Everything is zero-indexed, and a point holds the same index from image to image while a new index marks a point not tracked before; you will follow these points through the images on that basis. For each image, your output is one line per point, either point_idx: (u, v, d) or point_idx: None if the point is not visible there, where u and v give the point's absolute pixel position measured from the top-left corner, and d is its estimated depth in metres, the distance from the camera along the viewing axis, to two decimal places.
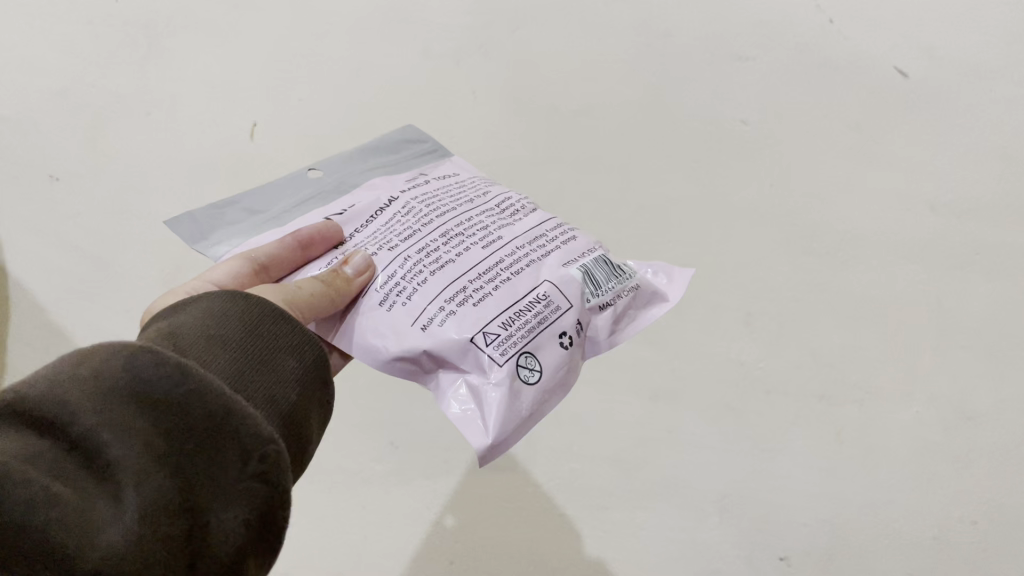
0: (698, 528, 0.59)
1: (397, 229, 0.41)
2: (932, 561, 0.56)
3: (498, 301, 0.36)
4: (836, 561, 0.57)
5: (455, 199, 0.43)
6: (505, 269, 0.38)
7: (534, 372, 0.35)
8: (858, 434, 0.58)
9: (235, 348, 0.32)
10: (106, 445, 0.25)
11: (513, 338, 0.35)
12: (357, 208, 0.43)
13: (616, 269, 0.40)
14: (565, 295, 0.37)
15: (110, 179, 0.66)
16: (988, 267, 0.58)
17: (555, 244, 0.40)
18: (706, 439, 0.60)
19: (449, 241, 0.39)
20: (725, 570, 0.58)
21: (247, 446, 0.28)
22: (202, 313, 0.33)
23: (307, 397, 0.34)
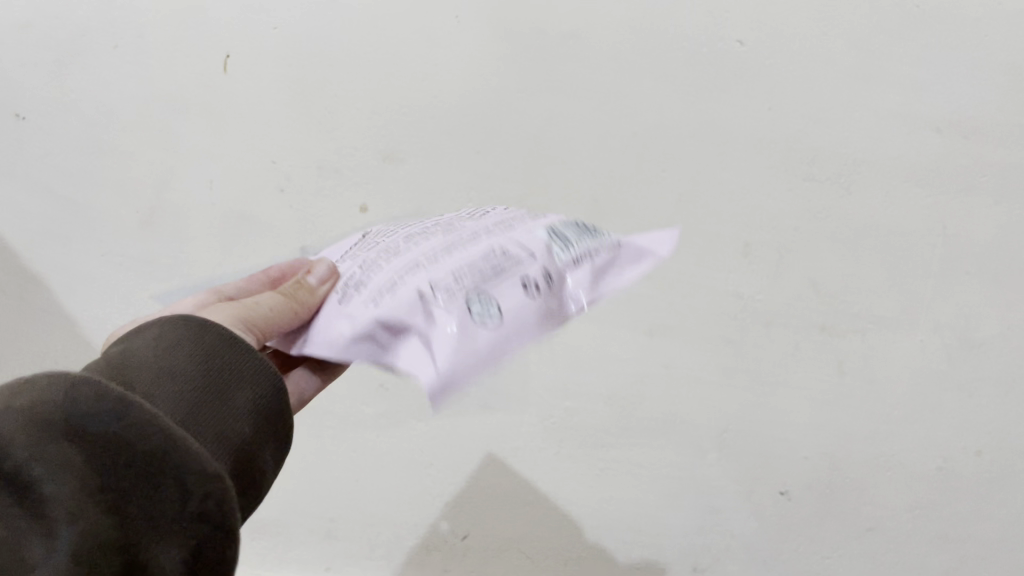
0: (696, 465, 0.59)
1: (382, 262, 0.41)
2: (929, 487, 0.57)
3: (466, 293, 0.38)
4: (832, 491, 0.58)
5: (460, 236, 0.42)
6: (485, 266, 0.40)
7: (491, 314, 0.38)
8: (861, 366, 0.56)
9: (187, 380, 0.32)
10: (39, 482, 0.27)
11: (467, 287, 0.38)
12: (375, 248, 0.43)
13: (581, 238, 0.43)
14: (526, 253, 0.40)
15: (68, 114, 0.60)
16: (998, 192, 0.53)
17: (530, 220, 0.45)
18: (706, 373, 0.57)
19: (424, 239, 0.42)
20: (721, 502, 0.60)
21: (187, 487, 0.29)
22: (155, 340, 0.33)
23: (266, 427, 0.34)
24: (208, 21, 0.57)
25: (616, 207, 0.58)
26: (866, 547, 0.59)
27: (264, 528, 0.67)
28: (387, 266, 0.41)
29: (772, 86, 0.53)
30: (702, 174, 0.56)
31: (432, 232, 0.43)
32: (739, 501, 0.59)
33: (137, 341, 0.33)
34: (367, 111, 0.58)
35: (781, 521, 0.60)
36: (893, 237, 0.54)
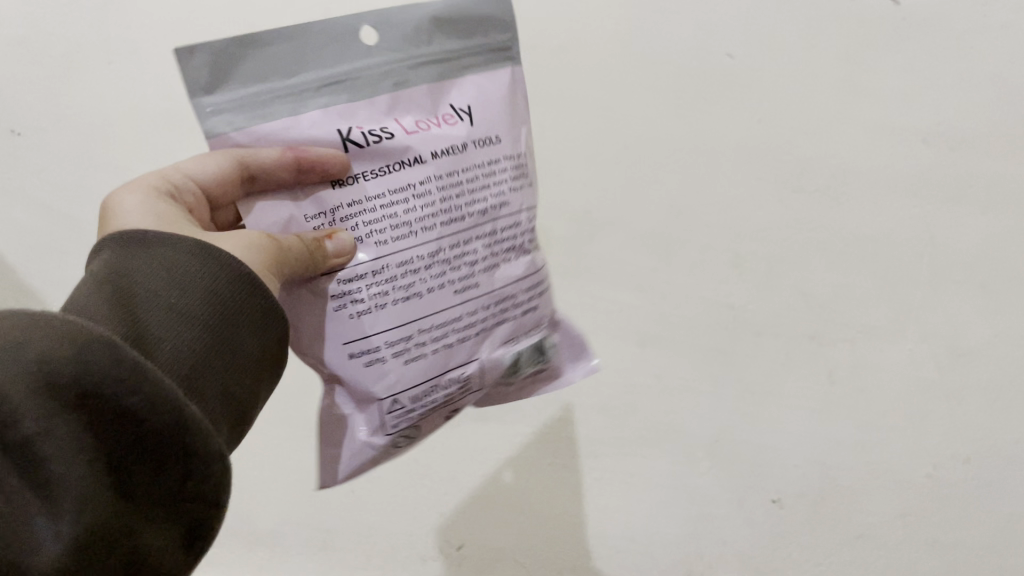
0: (688, 472, 0.59)
1: (396, 219, 0.37)
2: (920, 497, 0.57)
3: (427, 368, 0.39)
4: (823, 499, 0.58)
5: (466, 203, 0.38)
6: (457, 330, 0.39)
7: (407, 439, 0.41)
8: (851, 373, 0.57)
9: (198, 327, 0.31)
10: (48, 459, 0.26)
11: (412, 413, 0.39)
12: (384, 147, 0.36)
13: (541, 353, 0.44)
14: (481, 377, 0.41)
15: (64, 129, 0.61)
16: (979, 200, 0.53)
17: (514, 317, 0.41)
18: (696, 383, 0.59)
19: (432, 266, 0.37)
20: (717, 513, 0.60)
21: (191, 465, 0.28)
22: (167, 271, 0.32)
23: (263, 375, 0.34)
24: (222, 39, 0.57)
25: (607, 219, 0.59)
26: (861, 553, 0.59)
27: (261, 540, 0.67)
28: (374, 300, 0.37)
29: (767, 104, 0.54)
30: (693, 188, 0.56)
31: (439, 260, 0.37)
32: (732, 510, 0.59)
33: (150, 266, 0.32)
34: None
35: (773, 530, 0.59)
36: (875, 245, 0.55)
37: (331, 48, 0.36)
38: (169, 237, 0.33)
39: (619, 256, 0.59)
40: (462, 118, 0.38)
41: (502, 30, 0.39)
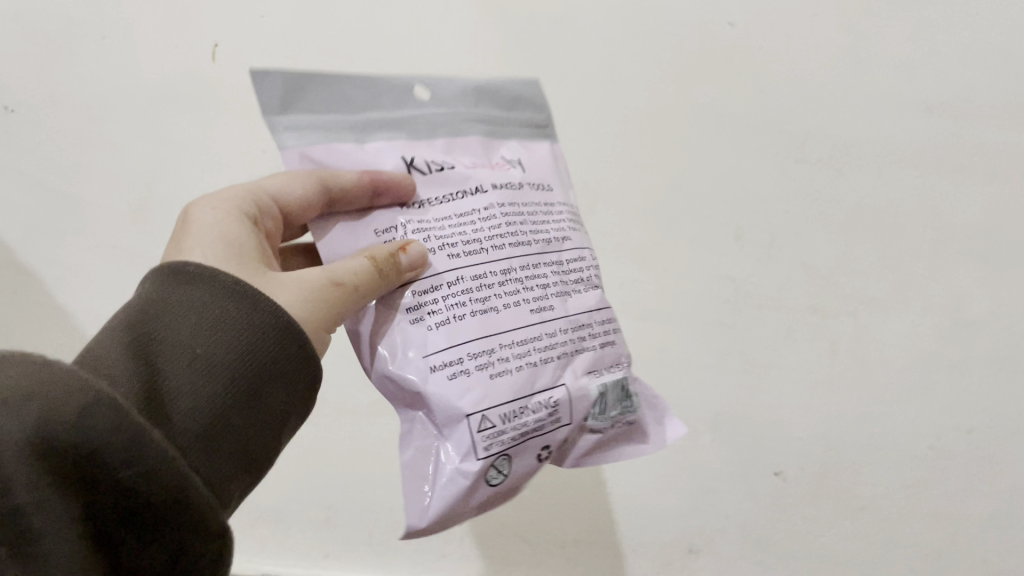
0: (690, 446, 0.59)
1: (464, 233, 0.36)
2: (924, 468, 0.57)
3: (513, 383, 0.33)
4: (827, 472, 0.58)
5: (533, 231, 0.37)
6: (536, 351, 0.34)
7: (501, 475, 0.33)
8: (853, 345, 0.56)
9: (218, 385, 0.29)
10: (36, 531, 0.24)
11: (502, 436, 0.32)
12: (456, 171, 0.37)
13: (625, 395, 0.37)
14: (571, 411, 0.34)
15: (57, 107, 0.59)
16: (982, 171, 0.52)
17: (593, 345, 0.36)
18: (699, 356, 0.58)
19: (508, 286, 0.34)
20: (719, 488, 0.60)
21: (188, 538, 0.26)
22: (201, 320, 0.30)
23: (278, 432, 0.32)
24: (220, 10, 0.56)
25: (609, 191, 0.57)
26: (864, 527, 0.58)
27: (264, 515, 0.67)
28: None
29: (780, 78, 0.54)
30: (693, 161, 0.56)
31: (512, 276, 0.35)
32: (735, 484, 0.59)
33: (184, 310, 0.30)
34: None
35: (776, 505, 0.59)
36: (874, 217, 0.55)
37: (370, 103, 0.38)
38: (205, 276, 0.31)
39: (620, 228, 0.58)
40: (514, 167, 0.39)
41: (539, 112, 0.42)
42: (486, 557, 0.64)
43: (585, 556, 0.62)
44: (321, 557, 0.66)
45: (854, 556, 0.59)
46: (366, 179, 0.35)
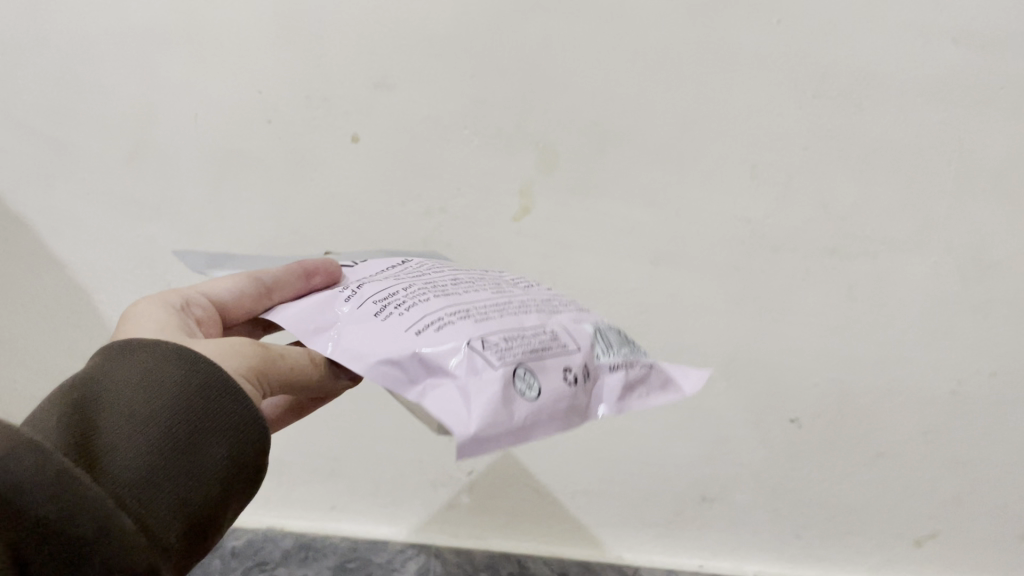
0: (704, 395, 0.57)
1: (405, 276, 0.40)
2: (943, 413, 0.56)
3: (499, 324, 0.34)
4: (844, 418, 0.57)
5: (460, 273, 0.42)
6: (505, 310, 0.36)
7: (534, 389, 0.32)
8: (872, 289, 0.54)
9: (164, 432, 0.27)
10: None
11: (512, 349, 0.32)
12: (370, 265, 0.43)
13: (617, 340, 0.39)
14: (570, 339, 0.36)
15: (36, 47, 0.54)
16: (1011, 103, 0.50)
17: (559, 306, 0.40)
18: (712, 300, 0.56)
19: (455, 285, 0.38)
20: (732, 434, 0.58)
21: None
22: (140, 375, 0.28)
23: (237, 489, 0.29)
24: None
25: (625, 130, 0.53)
26: (880, 473, 0.58)
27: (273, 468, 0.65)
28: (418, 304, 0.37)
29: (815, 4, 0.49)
30: (712, 98, 0.52)
31: (461, 283, 0.39)
32: (749, 432, 0.58)
33: (122, 367, 0.28)
34: (358, 38, 0.52)
35: (790, 452, 0.58)
36: (896, 153, 0.52)
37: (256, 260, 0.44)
38: (147, 343, 0.29)
39: (631, 171, 0.54)
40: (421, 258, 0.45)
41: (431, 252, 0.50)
42: (497, 507, 0.63)
43: (596, 505, 0.62)
44: (329, 509, 0.65)
45: (868, 503, 0.59)
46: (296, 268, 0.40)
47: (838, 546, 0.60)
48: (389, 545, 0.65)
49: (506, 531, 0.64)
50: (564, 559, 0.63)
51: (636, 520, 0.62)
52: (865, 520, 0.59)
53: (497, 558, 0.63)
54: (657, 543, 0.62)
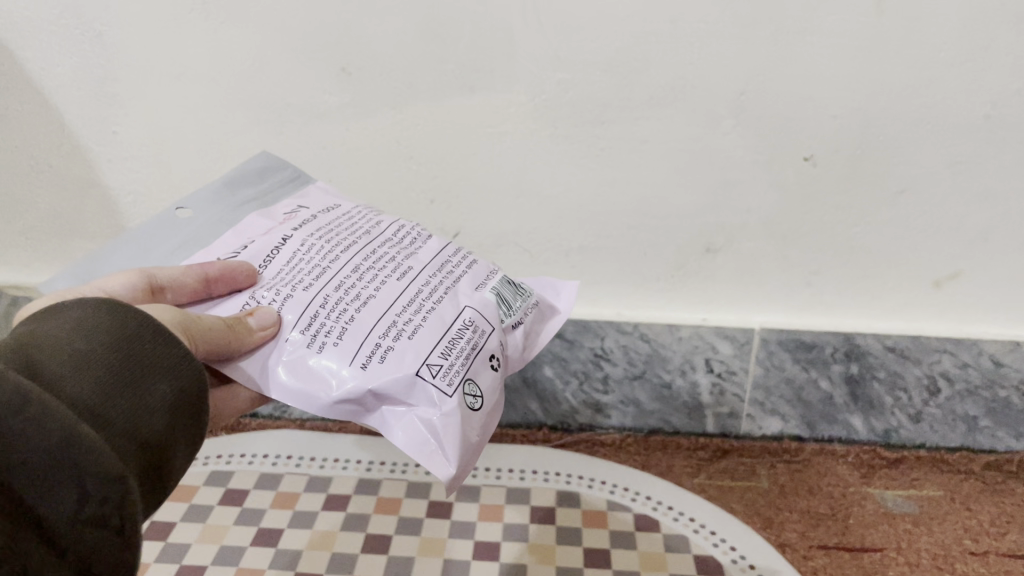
0: (710, 135, 0.50)
1: (304, 271, 0.36)
2: (974, 140, 0.49)
3: (428, 332, 0.33)
4: (864, 153, 0.50)
5: (351, 233, 0.38)
6: (426, 298, 0.35)
7: (478, 397, 0.33)
8: (903, 1, 0.45)
9: (114, 346, 0.28)
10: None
11: (455, 367, 0.32)
12: (253, 247, 0.38)
13: (519, 287, 0.38)
14: (487, 317, 0.35)
15: None
16: None
17: (463, 269, 0.37)
18: (720, 26, 0.46)
19: (362, 275, 0.35)
20: (740, 179, 0.51)
21: (86, 486, 0.24)
22: (76, 325, 0.28)
23: (186, 420, 0.29)
24: None
25: None
26: (903, 211, 0.51)
27: None
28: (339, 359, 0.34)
29: None
30: None
31: (365, 268, 0.36)
32: (759, 174, 0.51)
33: (53, 323, 0.28)
34: None
35: (804, 193, 0.51)
36: None
37: (161, 234, 0.41)
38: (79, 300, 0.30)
39: None
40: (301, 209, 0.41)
41: (285, 169, 0.45)
42: None
43: (592, 262, 0.55)
44: None
45: (888, 244, 0.52)
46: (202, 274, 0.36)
47: (855, 295, 0.54)
48: None
49: None
50: None
51: (633, 275, 0.55)
52: (886, 258, 0.53)
53: None
54: (657, 297, 0.56)
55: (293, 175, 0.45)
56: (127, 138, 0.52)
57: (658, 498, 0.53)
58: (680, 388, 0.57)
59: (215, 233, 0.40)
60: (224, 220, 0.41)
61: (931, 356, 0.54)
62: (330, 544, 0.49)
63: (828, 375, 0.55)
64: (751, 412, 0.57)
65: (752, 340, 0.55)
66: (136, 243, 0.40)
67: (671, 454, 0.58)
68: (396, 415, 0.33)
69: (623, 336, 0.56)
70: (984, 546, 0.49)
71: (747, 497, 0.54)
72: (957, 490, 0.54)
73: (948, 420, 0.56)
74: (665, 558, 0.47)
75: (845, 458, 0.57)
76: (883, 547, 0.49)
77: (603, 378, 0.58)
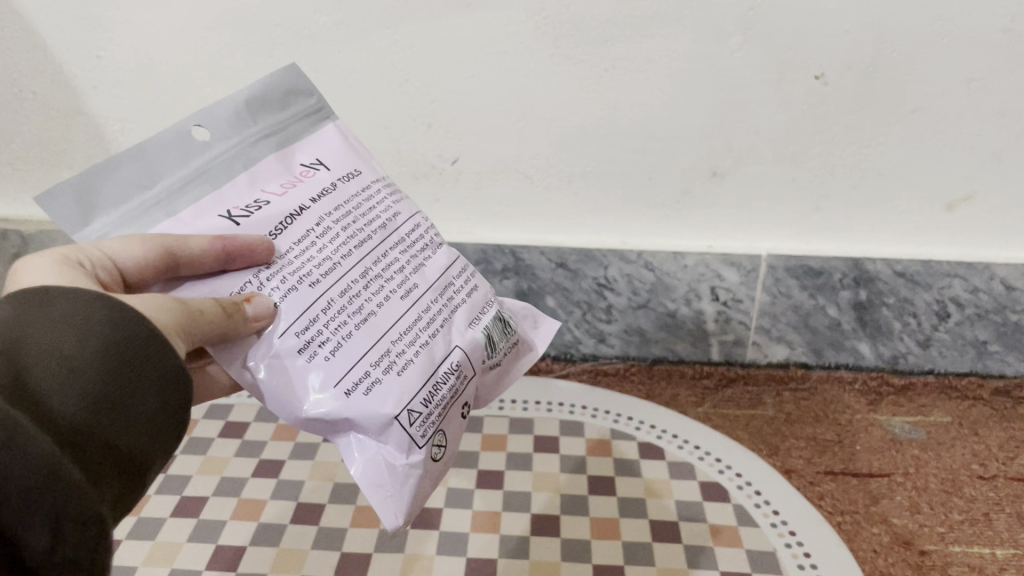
0: (718, 52, 0.48)
1: (313, 262, 0.32)
2: (991, 55, 0.47)
3: (419, 371, 0.32)
4: (877, 69, 0.48)
5: (367, 220, 0.34)
6: (426, 328, 0.33)
7: (440, 448, 0.33)
8: None
9: (107, 358, 0.26)
10: None
11: (432, 418, 0.32)
12: (267, 211, 0.33)
13: (506, 325, 0.37)
14: (472, 363, 0.34)
15: None
16: None
17: (463, 297, 0.35)
18: None
19: (370, 282, 0.33)
20: (749, 98, 0.49)
21: (63, 531, 0.22)
22: (64, 326, 0.26)
23: (165, 440, 0.28)
24: None
25: None
26: (916, 130, 0.50)
27: None
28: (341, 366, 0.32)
29: None
30: None
31: (373, 276, 0.33)
32: (768, 94, 0.49)
33: (37, 321, 0.26)
34: None
35: (815, 112, 0.49)
36: None
37: (174, 150, 0.34)
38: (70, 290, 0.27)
39: None
40: (318, 170, 0.36)
41: (308, 97, 0.38)
42: (489, 199, 0.54)
43: (595, 188, 0.53)
44: None
45: (900, 165, 0.51)
46: (219, 247, 0.31)
47: (865, 218, 0.53)
48: None
49: (496, 224, 0.55)
50: (562, 245, 0.55)
51: (638, 201, 0.54)
52: (898, 179, 0.51)
53: (490, 251, 0.55)
54: (662, 224, 0.54)
55: (315, 106, 0.38)
56: (112, 64, 0.50)
57: (662, 427, 0.52)
58: (685, 316, 0.56)
59: (231, 172, 0.34)
60: (242, 156, 0.35)
61: (942, 280, 0.53)
62: (332, 475, 0.48)
63: (836, 301, 0.54)
64: (757, 340, 0.56)
65: (759, 267, 0.54)
66: (146, 157, 0.34)
67: (676, 382, 0.57)
68: (360, 447, 0.31)
69: (627, 265, 0.55)
70: (992, 471, 0.49)
71: (752, 425, 0.53)
72: (965, 416, 0.54)
73: (957, 345, 0.55)
74: (670, 485, 0.47)
75: (853, 385, 0.56)
76: (890, 472, 0.49)
77: (606, 307, 0.57)
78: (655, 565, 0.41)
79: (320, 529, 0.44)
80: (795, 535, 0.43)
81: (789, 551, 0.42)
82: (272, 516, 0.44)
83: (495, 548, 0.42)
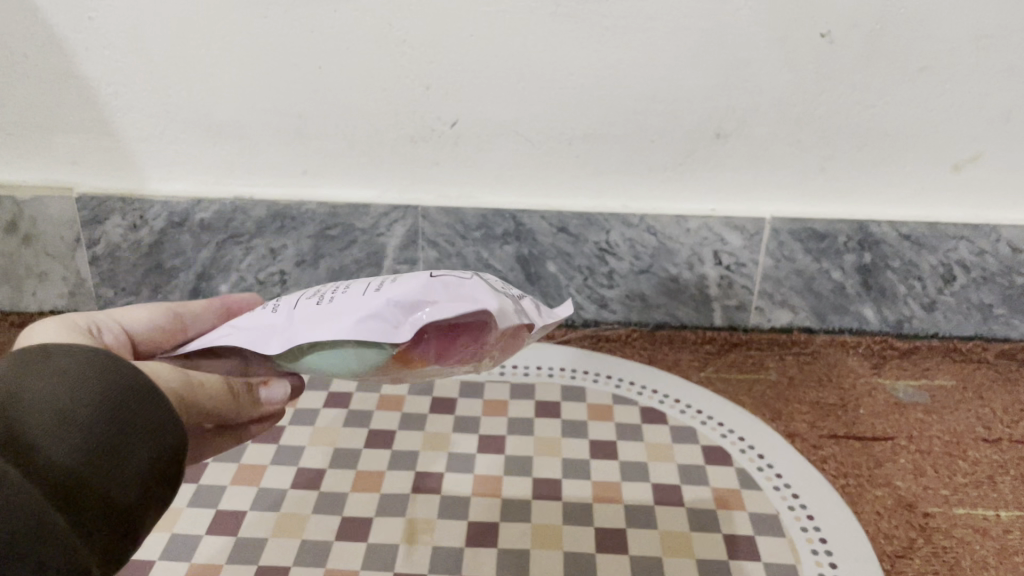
0: (722, 10, 0.47)
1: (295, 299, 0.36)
2: (1000, 10, 0.46)
3: (430, 273, 0.33)
4: (884, 27, 0.47)
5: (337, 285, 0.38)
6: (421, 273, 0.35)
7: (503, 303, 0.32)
8: None
9: (101, 403, 0.25)
10: None
11: (468, 275, 0.33)
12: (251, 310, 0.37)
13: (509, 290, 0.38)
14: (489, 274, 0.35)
15: None
16: None
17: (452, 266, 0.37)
18: None
19: (352, 282, 0.36)
20: (753, 58, 0.48)
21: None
22: (55, 375, 0.25)
23: (166, 479, 0.27)
24: None
25: None
26: (923, 90, 0.49)
27: (219, 140, 0.54)
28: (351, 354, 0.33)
29: None
30: None
31: (353, 284, 0.36)
32: (773, 53, 0.48)
33: (29, 376, 0.25)
34: None
35: (821, 71, 0.49)
36: None
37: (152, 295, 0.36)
38: (63, 345, 0.26)
39: None
40: None
41: None
42: (489, 163, 0.54)
43: (597, 150, 0.53)
44: (299, 176, 0.55)
45: (906, 125, 0.50)
46: None
47: (870, 180, 0.52)
48: (369, 209, 0.55)
49: (496, 188, 0.55)
50: (563, 209, 0.54)
51: (639, 164, 0.53)
52: (903, 140, 0.50)
53: (490, 216, 0.55)
54: (664, 187, 0.54)
55: None
56: (104, 26, 0.49)
57: (665, 391, 0.52)
58: (687, 281, 0.56)
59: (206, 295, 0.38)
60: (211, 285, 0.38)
61: (948, 243, 0.52)
62: (331, 440, 0.48)
63: (840, 265, 0.54)
64: (760, 304, 0.56)
65: (762, 231, 0.53)
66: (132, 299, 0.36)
67: (677, 347, 0.56)
68: (424, 317, 0.31)
69: (629, 229, 0.54)
70: (997, 433, 0.49)
71: (755, 389, 0.52)
72: (968, 379, 0.53)
73: (962, 308, 0.55)
74: (672, 449, 0.46)
75: (857, 349, 0.56)
76: (893, 436, 0.48)
77: (608, 273, 0.56)
78: (657, 527, 0.41)
79: (320, 494, 0.43)
80: (798, 498, 0.43)
81: (792, 514, 0.42)
82: (272, 483, 0.44)
83: (497, 511, 0.42)
